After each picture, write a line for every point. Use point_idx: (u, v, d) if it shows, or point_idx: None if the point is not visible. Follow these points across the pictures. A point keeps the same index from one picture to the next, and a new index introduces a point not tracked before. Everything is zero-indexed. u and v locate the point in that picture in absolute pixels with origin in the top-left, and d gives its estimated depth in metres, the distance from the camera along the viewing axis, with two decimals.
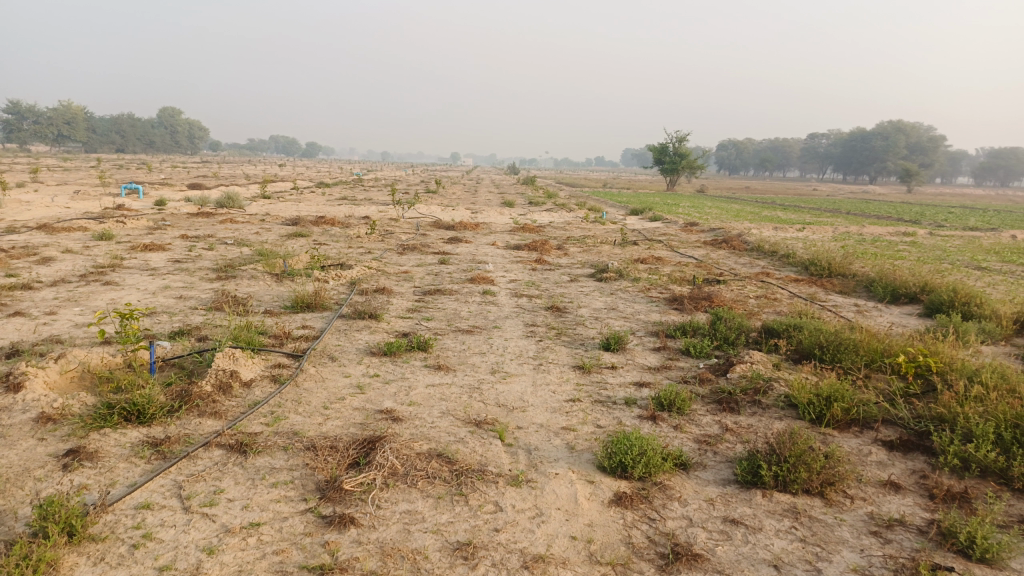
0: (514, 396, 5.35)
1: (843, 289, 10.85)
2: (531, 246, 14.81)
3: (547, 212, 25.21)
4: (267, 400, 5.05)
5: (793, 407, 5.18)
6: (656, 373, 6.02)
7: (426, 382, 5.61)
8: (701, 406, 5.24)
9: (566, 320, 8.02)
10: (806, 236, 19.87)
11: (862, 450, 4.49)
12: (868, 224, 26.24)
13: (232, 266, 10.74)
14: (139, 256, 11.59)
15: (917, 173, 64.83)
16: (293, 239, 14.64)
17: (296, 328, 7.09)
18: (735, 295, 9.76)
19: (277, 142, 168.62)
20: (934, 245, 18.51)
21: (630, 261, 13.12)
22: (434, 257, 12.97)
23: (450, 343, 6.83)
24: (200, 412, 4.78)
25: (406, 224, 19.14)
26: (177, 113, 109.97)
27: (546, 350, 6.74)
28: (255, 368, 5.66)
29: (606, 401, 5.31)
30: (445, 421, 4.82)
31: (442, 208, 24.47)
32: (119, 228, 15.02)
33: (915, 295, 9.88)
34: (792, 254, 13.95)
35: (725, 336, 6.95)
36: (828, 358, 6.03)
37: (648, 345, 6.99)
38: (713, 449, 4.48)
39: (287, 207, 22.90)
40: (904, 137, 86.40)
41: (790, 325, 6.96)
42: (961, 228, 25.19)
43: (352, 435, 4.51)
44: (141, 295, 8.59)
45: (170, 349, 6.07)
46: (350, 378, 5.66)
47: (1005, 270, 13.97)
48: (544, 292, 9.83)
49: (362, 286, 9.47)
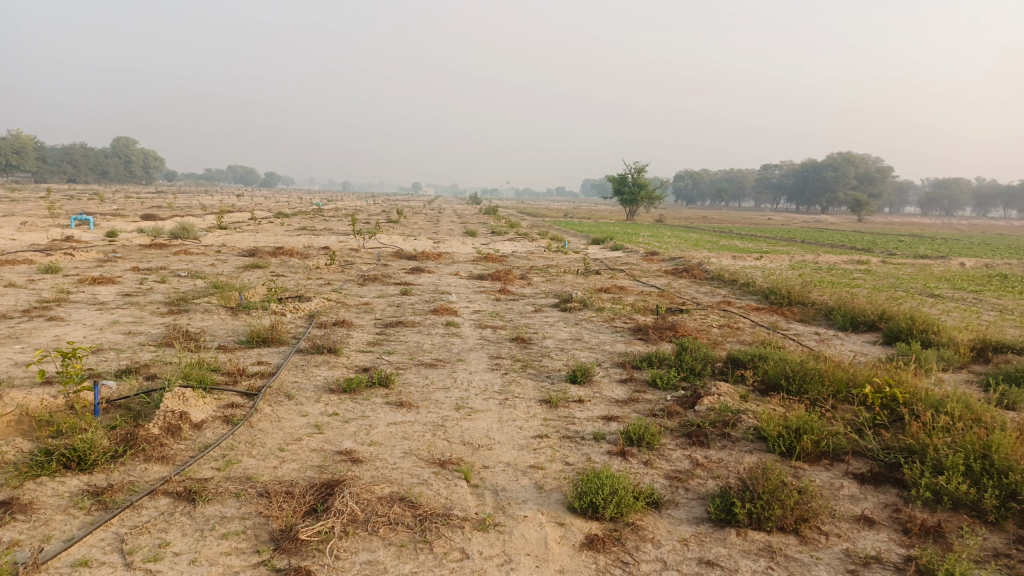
0: (480, 434, 5.17)
1: (804, 318, 10.94)
2: (494, 276, 14.70)
3: (510, 242, 25.23)
4: (219, 443, 4.79)
5: (763, 439, 5.11)
6: (623, 407, 5.91)
7: (387, 420, 5.41)
8: (670, 440, 5.13)
9: (531, 352, 7.89)
10: (765, 264, 20.15)
11: (833, 483, 4.42)
12: (823, 251, 26.81)
13: (185, 300, 10.39)
14: (87, 290, 11.16)
15: (866, 203, 66.81)
16: (250, 271, 14.29)
17: (251, 365, 6.82)
18: (699, 325, 9.76)
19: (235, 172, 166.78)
20: (888, 273, 18.92)
21: (593, 290, 13.08)
22: (396, 289, 12.76)
23: (413, 378, 6.63)
24: (146, 458, 4.50)
25: (367, 254, 18.89)
26: (131, 142, 108.01)
27: (512, 383, 6.59)
28: (207, 409, 5.39)
29: (574, 437, 5.17)
30: (408, 461, 4.63)
31: (403, 238, 24.25)
32: (67, 260, 14.51)
33: (874, 322, 10.00)
34: (752, 283, 14.09)
35: (691, 367, 6.89)
36: (795, 389, 6.00)
37: (614, 376, 6.89)
38: (685, 485, 4.36)
39: (245, 237, 22.48)
40: (854, 168, 89.11)
41: (755, 355, 6.93)
42: (912, 256, 25.87)
43: (309, 479, 4.29)
44: (87, 331, 8.22)
45: (116, 389, 5.75)
46: (307, 417, 5.43)
47: (958, 297, 14.31)
48: (508, 323, 9.70)
49: (321, 319, 9.23)
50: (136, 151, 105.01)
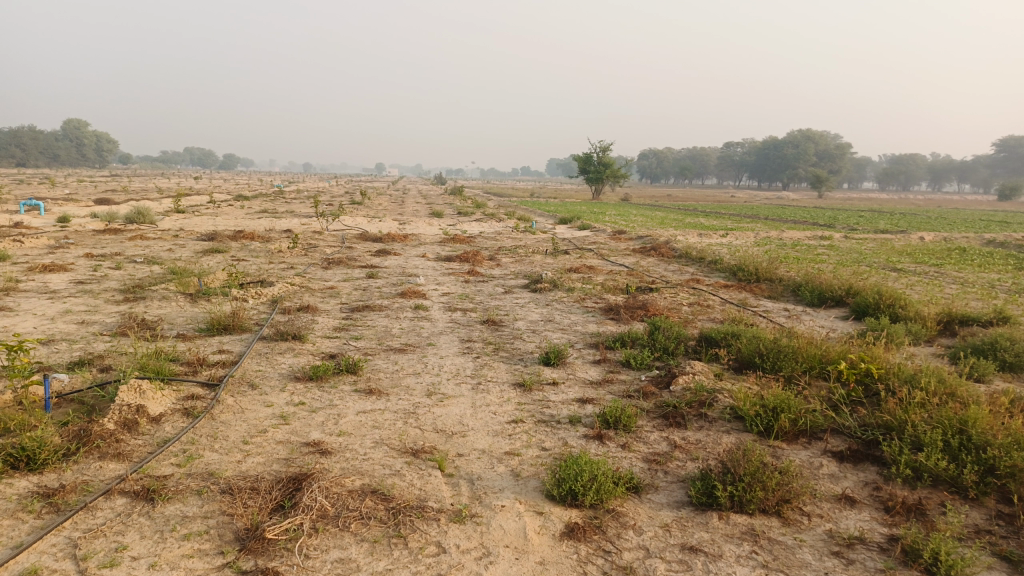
0: (453, 421, 5.02)
1: (772, 294, 10.98)
2: (462, 257, 14.50)
3: (476, 222, 25.02)
4: (179, 438, 4.55)
5: (740, 419, 5.04)
6: (598, 388, 5.80)
7: (356, 408, 5.23)
8: (647, 421, 5.04)
9: (502, 335, 7.74)
10: (731, 241, 20.25)
11: (813, 462, 4.37)
12: (786, 228, 27.10)
13: (141, 287, 10.02)
14: (37, 278, 10.70)
15: (826, 179, 67.80)
16: (210, 255, 13.88)
17: (213, 354, 6.56)
18: (669, 303, 9.70)
19: (192, 155, 163.05)
20: (850, 248, 19.18)
21: (562, 270, 12.97)
22: (362, 272, 12.49)
23: (382, 364, 6.45)
24: (101, 455, 4.25)
25: (331, 237, 18.50)
26: (84, 125, 104.59)
27: (484, 367, 6.44)
28: (165, 401, 5.14)
29: (550, 421, 5.05)
30: (379, 451, 4.46)
31: (367, 219, 23.86)
32: (15, 247, 13.90)
33: (841, 298, 10.05)
34: (719, 259, 14.11)
35: (664, 346, 6.81)
36: (769, 366, 5.95)
37: (587, 358, 6.79)
38: (664, 469, 4.27)
39: (204, 221, 21.91)
40: (814, 145, 90.29)
41: (728, 332, 6.87)
42: (872, 231, 26.28)
43: (276, 473, 4.10)
44: (37, 321, 7.84)
45: (67, 383, 5.45)
46: (272, 407, 5.22)
47: (920, 271, 14.52)
48: (478, 305, 9.53)
49: (285, 305, 8.96)
50: (89, 133, 101.84)
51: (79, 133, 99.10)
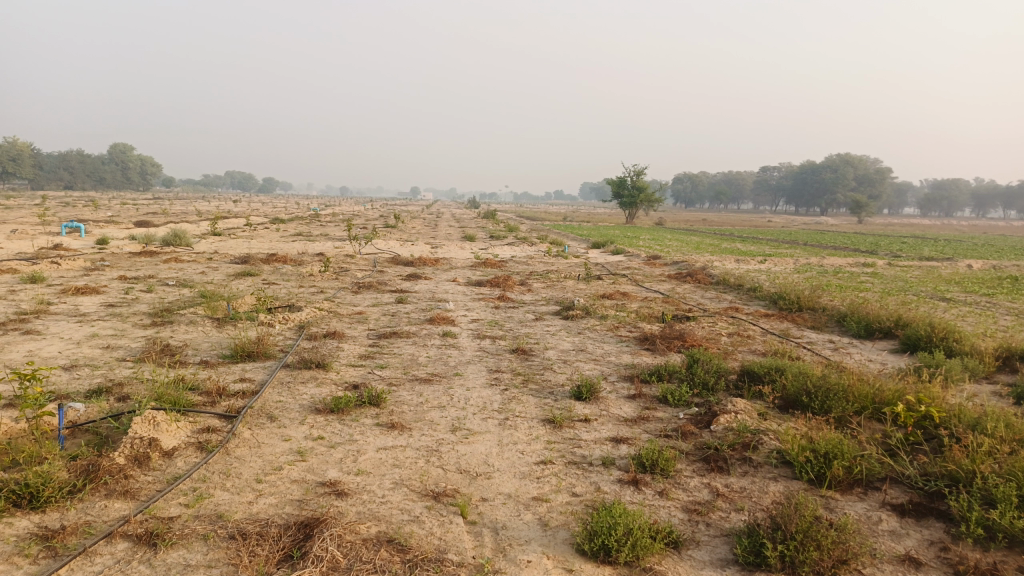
0: (478, 460, 4.73)
1: (816, 324, 10.51)
2: (493, 282, 14.28)
3: (509, 246, 24.86)
4: (190, 474, 4.33)
5: (788, 464, 4.66)
6: (633, 427, 5.46)
7: (377, 445, 4.97)
8: (687, 465, 4.69)
9: (532, 365, 7.45)
10: (769, 268, 19.74)
11: (870, 516, 3.98)
12: (826, 254, 26.40)
13: (169, 310, 9.97)
14: (69, 300, 10.74)
15: (866, 204, 66.39)
16: (241, 279, 13.85)
17: (234, 383, 6.38)
18: (707, 333, 9.32)
19: (232, 178, 166.84)
20: (895, 276, 18.53)
21: (596, 297, 12.64)
22: (392, 297, 12.32)
23: (406, 396, 6.19)
24: (108, 493, 4.04)
25: (363, 260, 18.44)
26: (129, 149, 107.52)
27: (512, 400, 6.14)
28: (179, 434, 4.93)
29: (581, 463, 4.72)
30: (398, 494, 4.18)
31: (399, 243, 23.83)
32: (52, 269, 14.07)
33: (890, 329, 9.57)
34: (758, 287, 13.67)
35: (703, 381, 6.43)
36: (818, 406, 5.56)
37: (622, 392, 6.45)
38: (705, 520, 3.93)
39: (239, 244, 22.07)
40: (853, 170, 88.72)
41: (772, 367, 6.47)
42: (917, 258, 25.47)
43: (287, 517, 3.85)
44: (63, 345, 7.76)
45: (83, 413, 5.29)
46: (290, 442, 4.98)
47: (970, 301, 13.90)
48: (508, 332, 9.26)
49: (311, 331, 8.79)
50: (134, 156, 104.85)
51: (125, 157, 101.94)
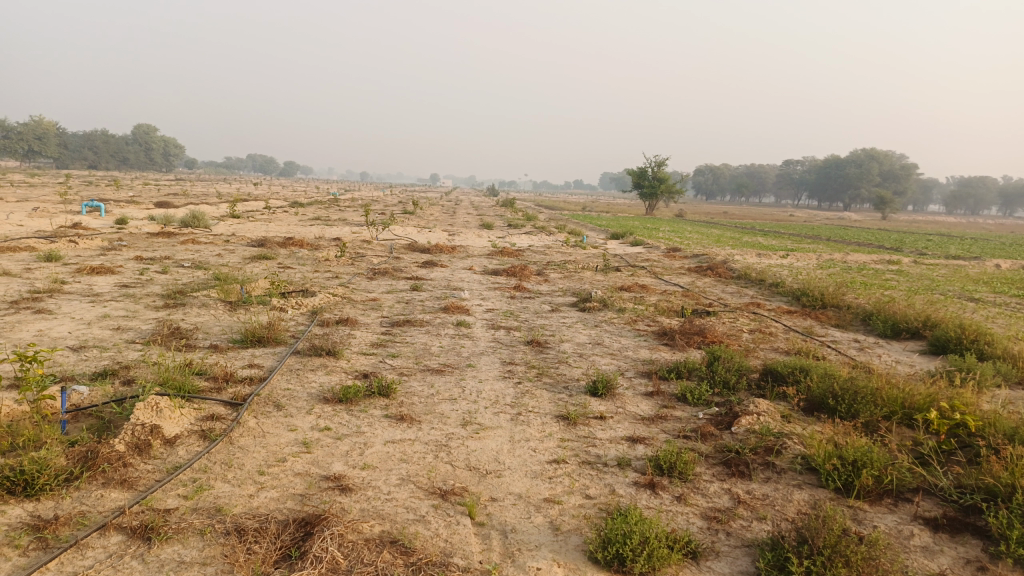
0: (488, 457, 4.55)
1: (840, 323, 10.21)
2: (510, 271, 14.08)
3: (527, 235, 24.64)
4: (191, 464, 4.20)
5: (813, 471, 4.44)
6: (650, 426, 5.26)
7: (384, 438, 4.81)
8: (706, 469, 4.48)
9: (547, 358, 7.25)
10: (791, 263, 19.35)
11: (901, 530, 3.75)
12: (849, 250, 25.87)
13: (182, 292, 9.88)
14: (83, 280, 10.68)
15: (890, 200, 65.27)
16: (256, 262, 13.75)
17: (242, 369, 6.24)
18: (728, 330, 9.07)
19: (254, 162, 167.77)
20: (921, 274, 18.11)
21: (614, 289, 12.41)
22: (406, 284, 12.16)
23: (417, 387, 6.03)
24: (105, 482, 3.91)
25: (379, 246, 18.33)
26: (152, 130, 108.13)
27: (526, 394, 5.96)
28: (182, 422, 4.79)
29: (595, 463, 4.54)
30: (404, 491, 4.02)
31: (416, 229, 23.67)
32: (69, 248, 14.05)
33: (918, 330, 9.26)
34: (781, 283, 13.36)
35: (724, 380, 6.20)
36: (844, 409, 5.32)
37: (639, 389, 6.24)
38: (726, 529, 3.73)
39: (256, 227, 22.02)
40: (879, 165, 87.22)
41: (797, 367, 6.21)
42: (943, 256, 24.88)
43: (287, 512, 3.69)
44: (73, 326, 7.68)
45: (87, 396, 5.18)
46: (295, 432, 4.84)
47: (999, 302, 13.50)
48: (523, 323, 9.07)
49: (324, 317, 8.66)
50: (157, 137, 105.50)
51: (148, 138, 102.60)
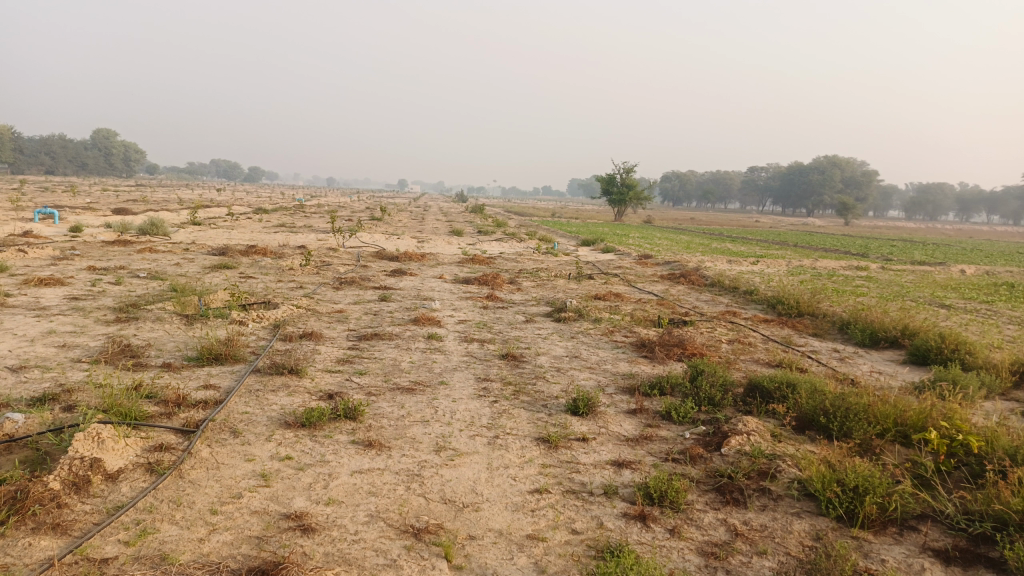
0: (464, 488, 4.21)
1: (818, 332, 10.06)
2: (481, 279, 13.73)
3: (497, 242, 24.36)
4: (135, 503, 3.78)
5: (811, 497, 4.17)
6: (636, 448, 4.96)
7: (350, 468, 4.43)
8: (699, 497, 4.19)
9: (523, 373, 6.93)
10: (763, 270, 19.31)
11: (910, 564, 3.48)
12: (817, 256, 25.94)
13: (136, 305, 9.36)
14: (30, 292, 10.09)
15: (853, 206, 66.35)
16: (216, 272, 13.20)
17: (196, 390, 5.80)
18: (706, 340, 8.84)
19: (218, 168, 165.20)
20: (890, 280, 18.17)
21: (588, 298, 12.15)
22: (375, 294, 11.75)
23: (386, 408, 5.66)
24: (36, 527, 3.47)
25: (347, 254, 17.86)
26: (112, 134, 105.57)
27: (503, 414, 5.62)
28: (127, 453, 4.36)
29: (580, 492, 4.22)
30: (373, 530, 3.66)
31: (385, 237, 23.22)
32: (17, 258, 13.35)
33: (897, 339, 9.12)
34: (755, 291, 13.23)
35: (709, 397, 5.92)
36: (837, 428, 5.08)
37: (621, 406, 5.94)
38: (724, 567, 3.43)
39: (219, 235, 21.35)
40: (842, 172, 88.75)
41: (783, 382, 5.95)
42: (909, 262, 25.12)
43: (242, 560, 3.30)
44: (14, 343, 7.14)
45: (22, 425, 4.71)
46: (253, 463, 4.44)
47: (970, 308, 13.54)
48: (497, 336, 8.75)
49: (288, 331, 8.23)
50: (115, 142, 103.16)
51: (107, 143, 100.24)
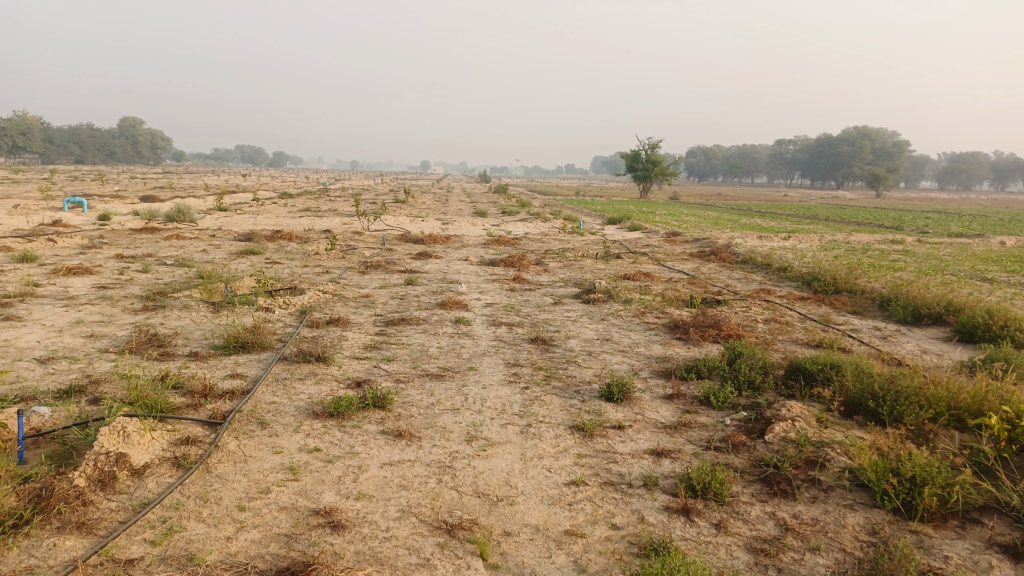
0: (498, 480, 4.05)
1: (857, 309, 9.73)
2: (507, 261, 13.54)
3: (522, 222, 24.13)
4: (161, 500, 3.68)
5: (864, 488, 3.95)
6: (674, 435, 4.77)
7: (380, 460, 4.29)
8: (744, 489, 3.99)
9: (554, 358, 6.74)
10: (795, 246, 18.85)
11: (976, 562, 3.25)
12: (850, 230, 25.33)
13: (163, 293, 9.33)
14: (59, 281, 10.11)
15: (885, 177, 64.74)
16: (242, 258, 13.16)
17: (223, 380, 5.71)
18: (742, 320, 8.57)
19: (243, 154, 166.46)
20: (927, 254, 17.65)
21: (617, 278, 11.90)
22: (400, 278, 11.62)
23: (415, 396, 5.52)
24: (62, 526, 3.39)
25: (371, 238, 17.77)
26: (138, 122, 106.37)
27: (536, 401, 5.45)
28: (153, 447, 4.27)
29: (619, 484, 4.04)
30: (405, 527, 3.52)
31: (409, 219, 23.11)
32: (46, 248, 13.42)
33: (941, 316, 8.76)
34: (789, 267, 12.87)
35: (749, 380, 5.69)
36: (888, 414, 4.82)
37: (657, 391, 5.74)
38: (776, 565, 3.23)
39: (245, 220, 21.37)
40: (872, 143, 86.71)
41: (826, 364, 5.69)
42: (945, 235, 24.40)
43: (270, 560, 3.18)
44: (42, 334, 7.12)
45: (48, 419, 4.65)
46: (281, 456, 4.32)
47: (1014, 281, 13.06)
48: (526, 319, 8.57)
49: (314, 317, 8.13)
50: (142, 130, 104.21)
51: (134, 131, 101.21)
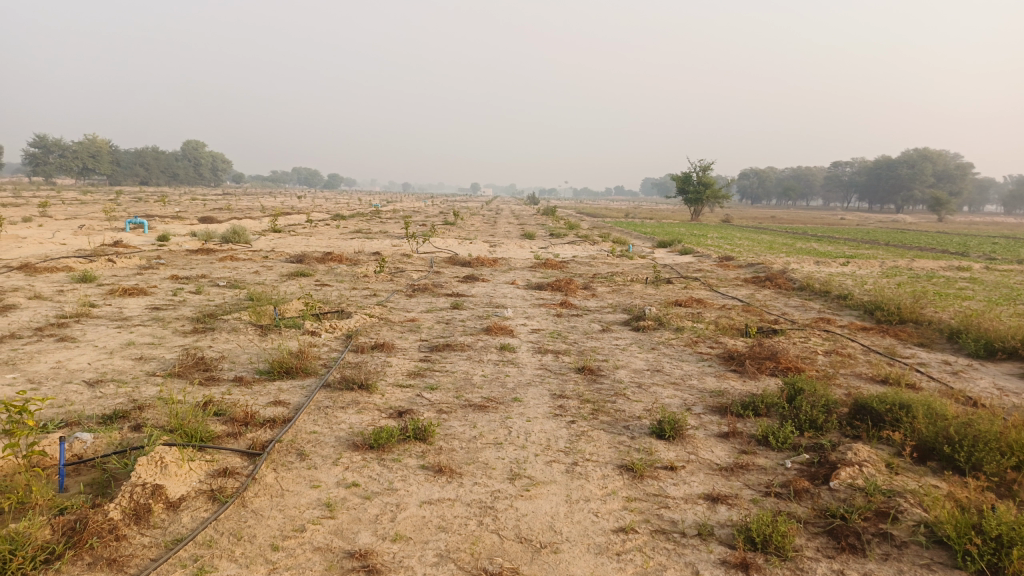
0: (543, 525, 3.84)
1: (923, 341, 9.20)
2: (555, 285, 13.34)
3: (570, 245, 23.96)
4: (194, 536, 3.57)
5: (942, 544, 3.60)
6: (730, 479, 4.48)
7: (420, 498, 4.12)
8: (808, 542, 3.69)
9: (601, 389, 6.49)
10: (854, 272, 18.16)
11: None
12: (912, 256, 24.33)
13: (213, 315, 9.41)
14: (114, 302, 10.30)
15: (947, 201, 62.54)
16: (291, 280, 13.29)
17: (265, 407, 5.64)
18: (800, 352, 8.16)
19: (299, 176, 170.75)
20: (996, 282, 16.82)
21: (668, 304, 11.58)
22: (447, 301, 11.53)
23: (457, 428, 5.35)
24: (92, 562, 3.30)
25: (420, 260, 17.81)
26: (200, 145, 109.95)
27: (582, 437, 5.22)
28: (189, 479, 4.18)
29: (671, 532, 3.78)
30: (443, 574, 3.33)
31: (458, 241, 23.13)
32: (106, 268, 13.77)
33: (1017, 349, 8.19)
34: (849, 295, 12.34)
35: (811, 420, 5.35)
36: (965, 461, 4.43)
37: (711, 428, 5.45)
38: None
39: (297, 242, 21.72)
40: (934, 165, 84.04)
41: (895, 403, 5.31)
42: (1016, 261, 23.22)
43: None
44: (94, 355, 7.20)
45: (91, 445, 4.62)
46: (318, 491, 4.19)
47: None
48: (573, 346, 8.34)
49: (359, 342, 8.05)
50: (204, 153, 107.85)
51: (197, 154, 104.77)
